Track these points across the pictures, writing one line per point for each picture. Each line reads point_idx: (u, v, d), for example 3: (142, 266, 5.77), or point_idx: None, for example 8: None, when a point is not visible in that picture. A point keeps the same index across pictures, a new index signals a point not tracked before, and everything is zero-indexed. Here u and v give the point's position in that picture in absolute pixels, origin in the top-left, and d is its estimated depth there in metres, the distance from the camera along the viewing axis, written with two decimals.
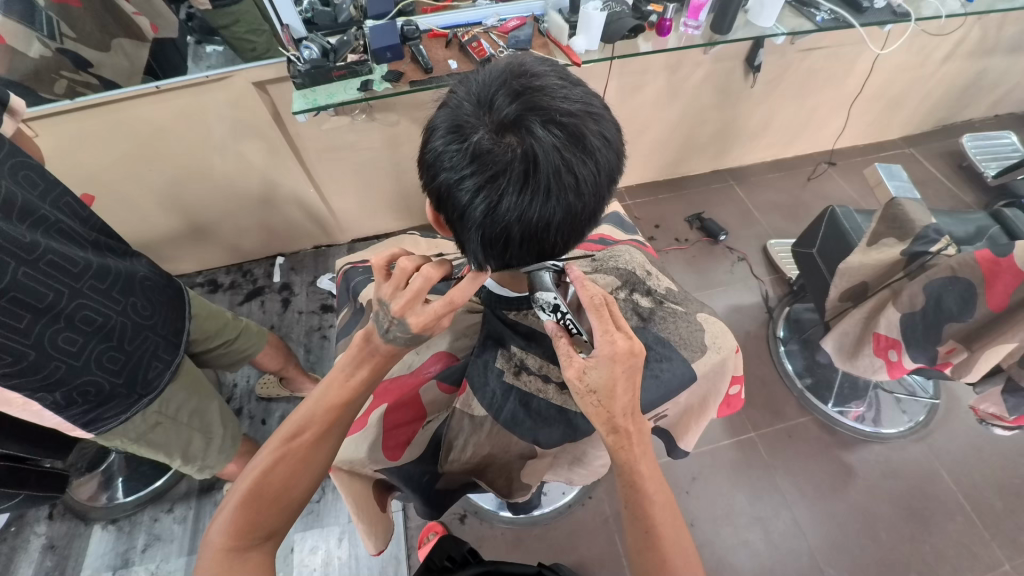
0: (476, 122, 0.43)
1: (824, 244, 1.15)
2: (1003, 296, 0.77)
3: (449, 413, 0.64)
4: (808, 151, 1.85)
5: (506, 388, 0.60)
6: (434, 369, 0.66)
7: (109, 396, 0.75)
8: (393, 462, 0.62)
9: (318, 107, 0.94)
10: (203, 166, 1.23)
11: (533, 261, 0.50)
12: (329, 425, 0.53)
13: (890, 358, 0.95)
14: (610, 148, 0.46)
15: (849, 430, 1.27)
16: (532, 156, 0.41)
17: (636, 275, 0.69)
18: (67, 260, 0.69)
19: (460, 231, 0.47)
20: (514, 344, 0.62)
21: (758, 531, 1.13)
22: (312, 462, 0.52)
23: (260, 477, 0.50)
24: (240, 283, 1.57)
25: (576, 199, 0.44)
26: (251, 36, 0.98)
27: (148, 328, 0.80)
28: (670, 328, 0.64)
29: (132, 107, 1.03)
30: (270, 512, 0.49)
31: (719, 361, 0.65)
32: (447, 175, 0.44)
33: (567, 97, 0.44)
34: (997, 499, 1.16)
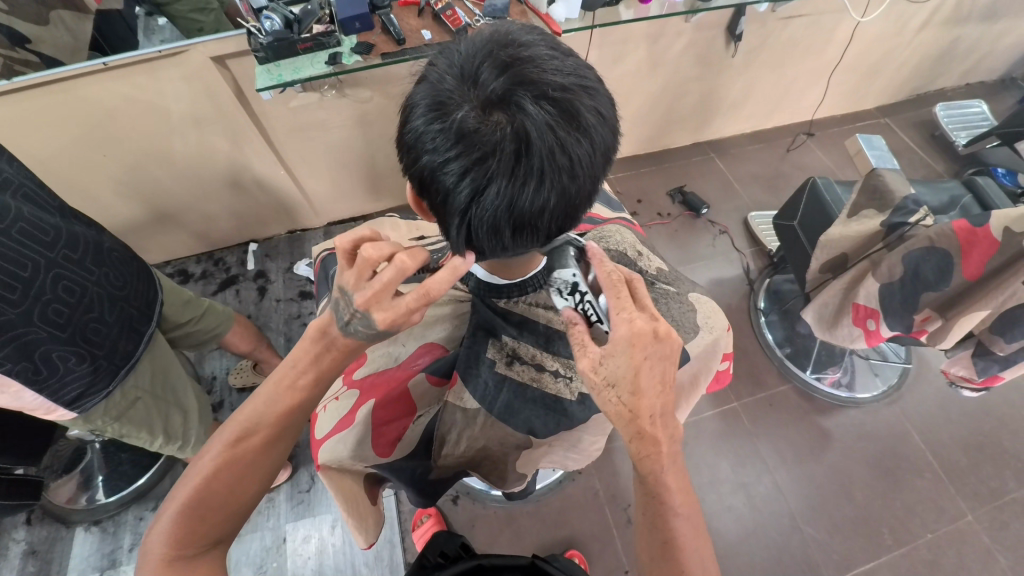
0: (461, 99, 0.40)
1: (805, 216, 1.15)
2: (979, 266, 0.79)
3: (441, 406, 0.63)
4: (787, 122, 1.85)
5: (500, 379, 0.59)
6: (423, 363, 0.63)
7: (90, 369, 0.72)
8: (383, 459, 0.61)
9: (283, 83, 0.91)
10: (163, 149, 1.15)
11: (525, 248, 0.48)
12: (278, 428, 0.51)
13: (868, 327, 0.97)
14: (605, 125, 0.43)
15: (827, 395, 1.31)
16: (522, 135, 0.39)
17: (628, 256, 0.68)
18: (38, 229, 0.67)
19: (446, 218, 0.45)
20: (506, 333, 0.60)
21: (741, 496, 1.18)
22: (259, 464, 0.51)
23: (202, 483, 0.48)
24: (212, 272, 1.50)
25: (571, 181, 0.42)
26: (197, 14, 0.96)
27: (122, 300, 0.78)
28: (662, 310, 0.64)
29: (76, 87, 0.95)
30: (216, 517, 0.48)
31: (711, 342, 0.65)
32: (430, 157, 0.41)
33: (559, 70, 0.42)
34: (963, 456, 1.23)
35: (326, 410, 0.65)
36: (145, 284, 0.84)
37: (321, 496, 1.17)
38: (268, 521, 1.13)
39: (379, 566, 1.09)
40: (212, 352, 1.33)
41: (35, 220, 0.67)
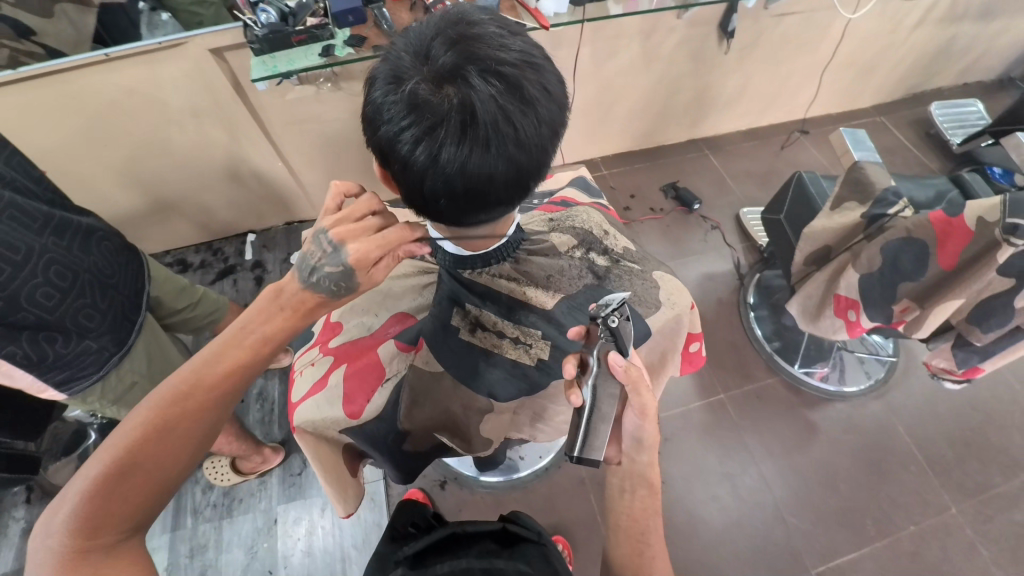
0: (413, 72, 0.42)
1: (791, 210, 1.17)
2: (954, 256, 0.80)
3: (408, 371, 0.62)
4: (782, 120, 1.86)
5: (465, 347, 0.61)
6: (393, 331, 0.65)
7: (84, 353, 0.74)
8: (353, 421, 0.60)
9: (278, 73, 0.94)
10: (163, 139, 1.18)
11: (481, 216, 0.50)
12: (218, 391, 0.48)
13: (849, 318, 0.98)
14: (552, 100, 0.45)
15: (814, 389, 1.32)
16: (469, 106, 0.41)
17: (593, 235, 0.70)
18: (26, 215, 0.68)
19: (404, 185, 0.47)
20: (470, 302, 0.62)
21: (726, 487, 1.19)
22: (194, 431, 0.47)
23: (126, 454, 0.44)
24: (210, 262, 1.53)
25: (518, 151, 0.44)
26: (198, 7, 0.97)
27: (112, 288, 0.79)
28: (625, 285, 0.65)
29: (78, 78, 0.98)
30: (140, 492, 0.44)
31: (673, 318, 0.66)
32: (386, 127, 0.43)
33: (507, 47, 0.44)
34: (949, 450, 1.23)
35: (300, 377, 0.67)
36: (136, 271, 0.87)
37: (312, 480, 1.20)
38: (260, 503, 1.16)
39: (367, 548, 1.11)
40: (209, 339, 1.36)
41: (26, 207, 0.68)
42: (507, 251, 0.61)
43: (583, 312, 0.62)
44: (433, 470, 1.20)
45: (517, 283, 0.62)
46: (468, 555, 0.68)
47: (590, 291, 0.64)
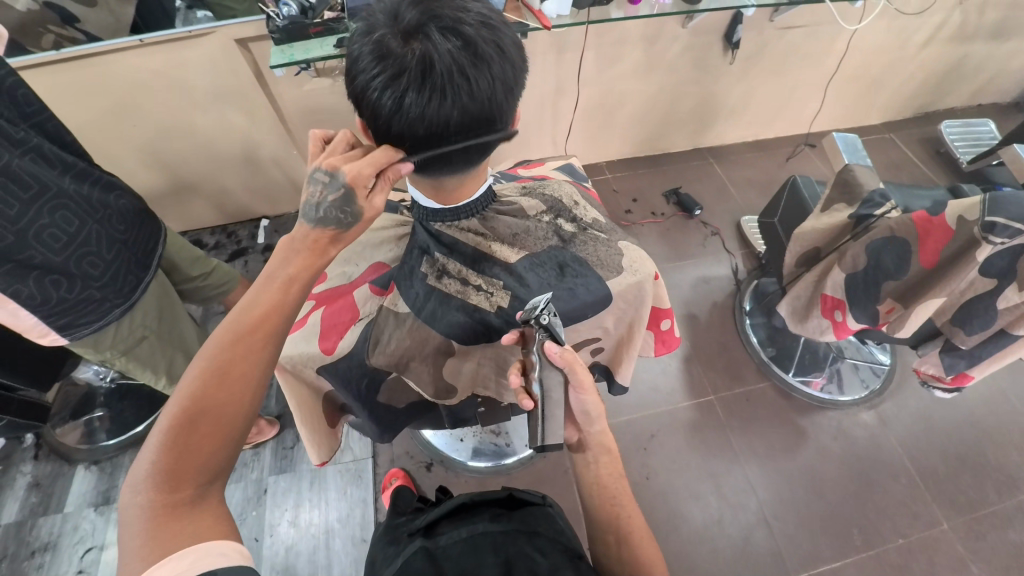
0: (384, 27, 0.48)
1: (785, 214, 1.18)
2: (934, 253, 0.81)
3: (377, 313, 0.65)
4: (788, 133, 1.88)
5: (428, 291, 0.64)
6: (369, 278, 0.69)
7: (85, 301, 0.79)
8: (328, 356, 0.63)
9: (294, 61, 1.01)
10: (187, 122, 1.26)
11: (446, 161, 0.57)
12: (259, 333, 0.44)
13: (835, 318, 0.99)
14: (507, 58, 0.51)
15: (807, 396, 1.31)
16: (428, 58, 0.47)
17: (562, 203, 0.73)
18: (49, 160, 0.74)
19: (376, 129, 0.53)
20: (438, 252, 0.66)
21: (710, 487, 1.18)
22: (253, 372, 0.43)
23: (185, 409, 0.40)
24: (224, 243, 1.61)
25: (472, 100, 0.50)
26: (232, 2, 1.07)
27: (121, 242, 0.84)
28: (589, 250, 0.68)
29: (112, 61, 1.07)
30: (213, 444, 0.41)
31: (635, 283, 0.67)
32: (360, 75, 0.50)
33: (468, 11, 0.49)
34: (942, 464, 1.21)
35: None
36: (153, 233, 0.92)
37: (303, 454, 1.24)
38: (252, 473, 1.20)
39: (350, 523, 1.13)
40: (216, 314, 1.42)
41: (48, 157, 0.74)
42: (475, 208, 0.67)
43: (544, 268, 0.66)
44: (420, 451, 1.23)
45: (484, 237, 0.67)
46: (484, 519, 0.62)
47: (552, 251, 0.67)
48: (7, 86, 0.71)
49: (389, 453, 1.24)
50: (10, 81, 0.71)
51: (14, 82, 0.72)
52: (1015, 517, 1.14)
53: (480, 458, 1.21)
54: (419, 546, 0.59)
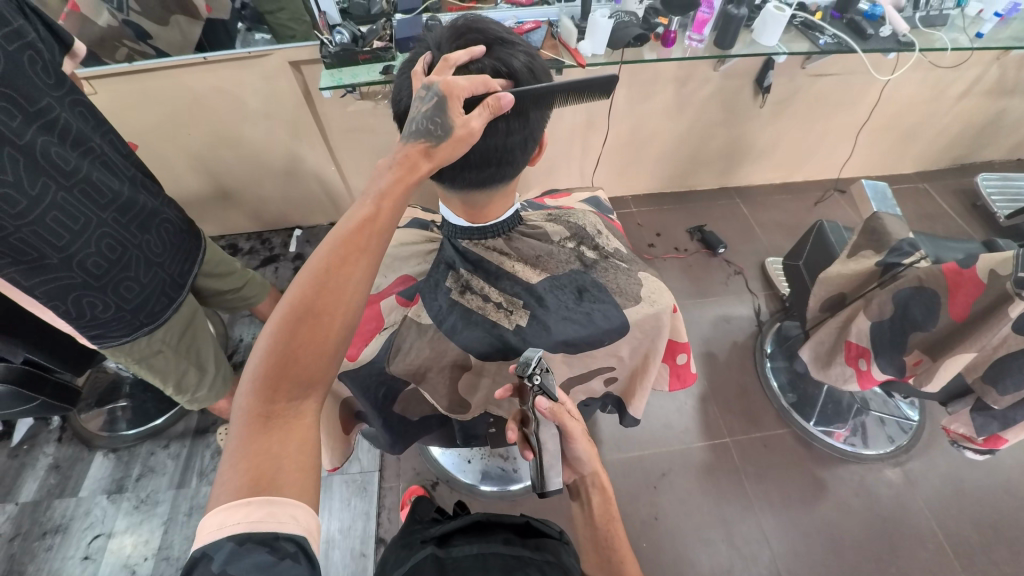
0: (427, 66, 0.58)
1: (809, 257, 1.17)
2: (964, 306, 0.79)
3: (399, 323, 0.67)
4: (818, 177, 1.87)
5: (450, 304, 0.66)
6: (395, 289, 0.70)
7: (114, 319, 0.84)
8: (351, 362, 0.65)
9: (342, 84, 1.08)
10: (237, 133, 1.35)
11: (478, 180, 0.61)
12: (355, 249, 0.46)
13: (860, 367, 0.97)
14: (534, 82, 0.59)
15: (828, 447, 1.27)
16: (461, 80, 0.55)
17: (586, 231, 0.76)
18: (100, 191, 0.79)
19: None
20: (463, 268, 0.69)
21: (721, 533, 1.14)
22: (345, 293, 0.45)
23: (289, 316, 0.43)
24: (258, 249, 1.68)
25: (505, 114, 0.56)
26: (294, 23, 1.12)
27: (157, 265, 0.90)
28: (608, 277, 0.70)
29: (178, 74, 1.16)
30: (314, 353, 0.43)
31: (653, 314, 0.68)
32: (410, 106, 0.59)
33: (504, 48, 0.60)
34: (975, 533, 1.14)
35: None
36: (191, 253, 1.00)
37: None
38: None
39: (351, 535, 1.13)
40: (244, 317, 1.48)
41: (100, 185, 0.79)
42: (501, 229, 0.70)
43: (563, 291, 0.67)
44: (428, 470, 1.23)
45: (507, 257, 0.69)
46: (495, 540, 0.62)
47: (573, 275, 0.69)
48: (70, 107, 0.78)
49: (396, 467, 1.24)
50: (70, 100, 0.78)
51: (73, 101, 0.78)
52: None
53: (485, 483, 1.20)
54: (429, 552, 0.60)
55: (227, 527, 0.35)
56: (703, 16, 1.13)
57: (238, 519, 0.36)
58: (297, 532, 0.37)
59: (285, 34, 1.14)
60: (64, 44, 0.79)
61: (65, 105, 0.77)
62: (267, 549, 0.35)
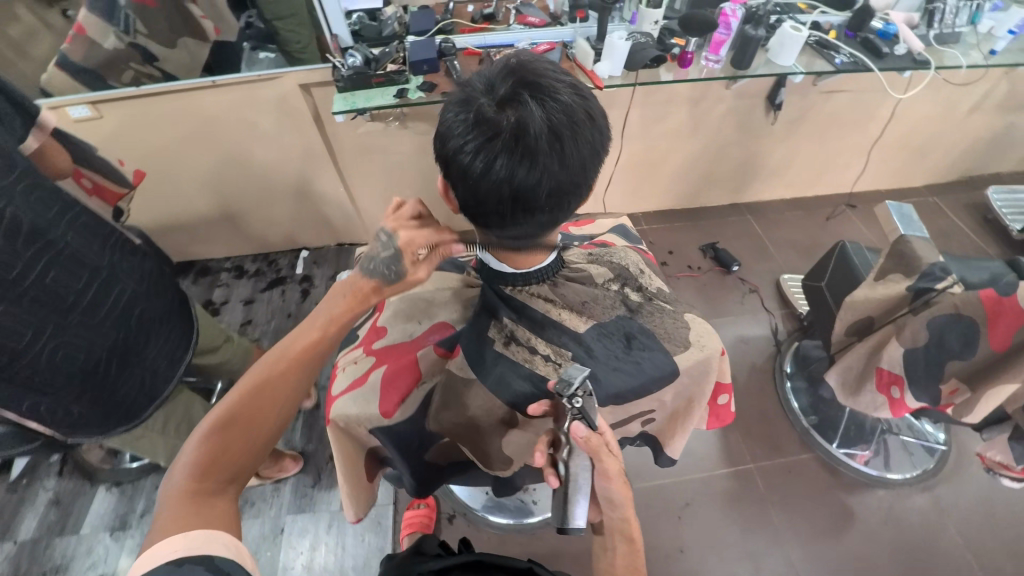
0: (476, 97, 0.49)
1: (832, 279, 1.15)
2: (1004, 337, 0.77)
3: (439, 379, 0.65)
4: (828, 193, 1.86)
5: (495, 356, 0.62)
6: (431, 338, 0.69)
7: (80, 420, 0.83)
8: (386, 418, 0.62)
9: (356, 108, 1.06)
10: (244, 156, 1.32)
11: (527, 230, 0.55)
12: (296, 360, 0.54)
13: (892, 395, 0.95)
14: (593, 126, 0.52)
15: (853, 472, 1.24)
16: (523, 123, 0.47)
17: (629, 271, 0.73)
18: (60, 295, 0.75)
19: (460, 195, 0.53)
20: (506, 316, 0.64)
21: (748, 566, 1.11)
22: (285, 395, 0.53)
23: (222, 416, 0.49)
24: (264, 271, 1.65)
25: (562, 165, 0.49)
26: (299, 30, 1.06)
27: (134, 362, 0.89)
28: (655, 322, 0.67)
29: (187, 98, 1.14)
30: (234, 451, 0.49)
31: (703, 359, 0.65)
32: (450, 141, 0.50)
33: (562, 82, 0.51)
34: (1009, 562, 1.10)
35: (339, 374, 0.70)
36: (179, 336, 0.99)
37: (324, 493, 1.21)
38: (270, 509, 1.17)
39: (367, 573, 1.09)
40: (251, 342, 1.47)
41: (60, 287, 0.75)
42: (547, 273, 0.66)
43: (612, 340, 0.64)
44: (445, 503, 1.19)
45: (553, 304, 0.65)
46: None
47: (621, 321, 0.66)
48: (24, 198, 0.71)
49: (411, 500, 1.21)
50: (25, 189, 0.71)
51: (26, 188, 0.71)
52: None
53: (503, 514, 1.16)
54: None
55: (166, 553, 0.40)
56: (720, 37, 1.12)
57: (173, 548, 0.40)
58: (229, 556, 0.41)
59: (289, 46, 1.10)
60: (30, 114, 0.74)
61: (18, 197, 0.70)
62: (204, 566, 0.39)
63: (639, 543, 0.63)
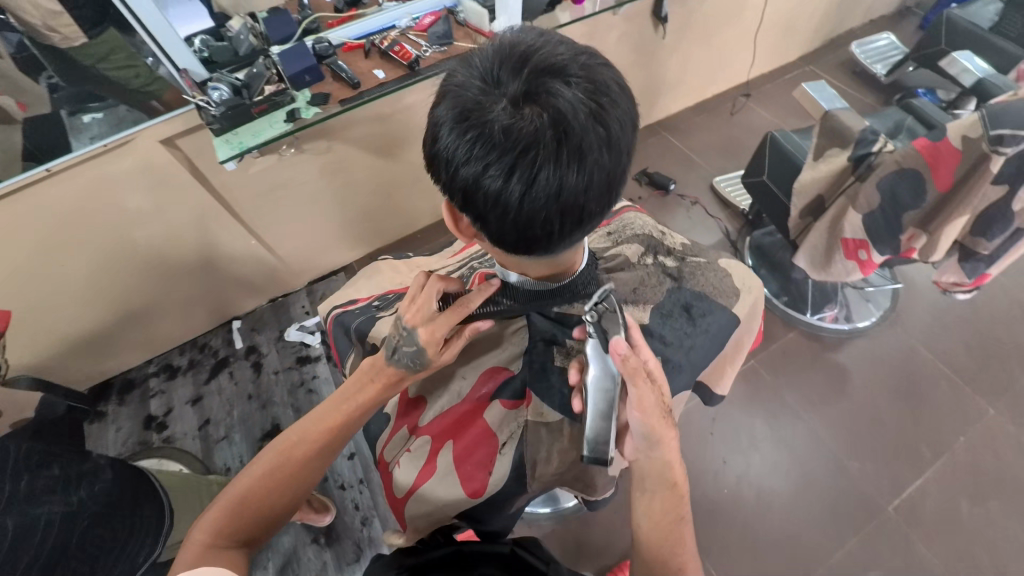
0: (491, 101, 0.43)
1: (772, 169, 1.20)
2: (948, 176, 0.84)
3: (521, 427, 0.65)
4: (725, 88, 1.93)
5: (574, 386, 0.64)
6: (489, 389, 0.66)
7: None
8: (475, 498, 0.65)
9: (245, 149, 0.85)
10: (123, 244, 1.09)
11: (578, 235, 0.51)
12: (320, 445, 0.60)
13: (860, 258, 1.01)
14: (623, 91, 0.46)
15: (832, 332, 1.36)
16: (560, 116, 0.42)
17: (655, 239, 0.75)
18: None
19: (497, 224, 0.47)
20: (568, 338, 0.65)
21: (782, 450, 1.21)
22: (297, 472, 0.60)
23: (252, 480, 0.59)
24: (199, 360, 1.43)
25: (609, 149, 0.45)
26: (131, 68, 0.82)
27: None
28: (702, 281, 0.71)
29: (21, 200, 0.90)
30: (253, 513, 0.58)
31: (754, 301, 0.73)
32: (473, 168, 0.43)
33: (567, 54, 0.45)
34: (969, 357, 1.29)
35: (400, 465, 0.69)
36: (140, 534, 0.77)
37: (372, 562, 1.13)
38: None
39: None
40: (220, 441, 1.30)
41: None
42: (590, 276, 0.65)
43: (675, 318, 0.67)
44: None
45: None
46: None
47: (673, 295, 0.68)
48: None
49: None
50: None
51: None
52: None
53: (544, 502, 1.15)
54: None
55: None
56: None
57: None
58: None
59: (126, 83, 0.85)
60: None
61: None
62: None
63: (683, 491, 0.58)
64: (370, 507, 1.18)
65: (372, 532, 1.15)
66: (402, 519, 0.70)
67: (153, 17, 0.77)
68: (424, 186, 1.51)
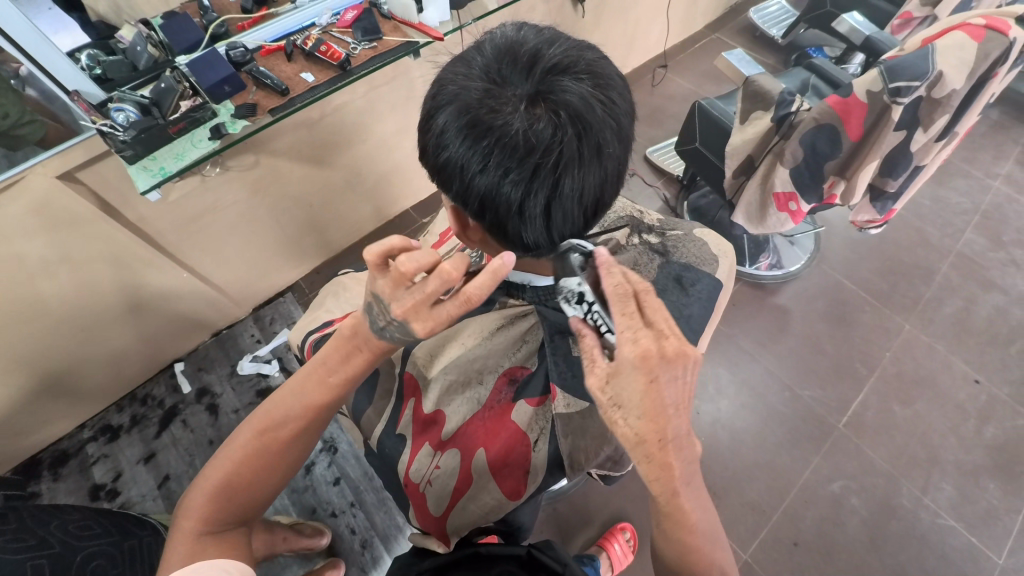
0: (503, 104, 0.42)
1: (702, 135, 1.28)
2: (859, 126, 0.93)
3: (549, 422, 0.67)
4: (643, 61, 2.01)
5: None
6: (507, 393, 0.68)
7: None
8: (518, 501, 0.67)
9: (169, 176, 0.78)
10: (27, 300, 0.95)
11: (591, 224, 0.52)
12: (305, 426, 0.55)
13: (791, 209, 1.11)
14: (620, 82, 0.47)
15: (770, 278, 1.48)
16: (576, 113, 0.42)
17: (634, 218, 0.79)
18: None
19: (517, 229, 0.47)
20: None
21: (743, 392, 1.32)
22: (282, 454, 0.56)
23: (230, 466, 0.55)
24: (143, 413, 1.29)
25: (619, 141, 0.46)
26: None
27: None
28: (684, 253, 0.76)
29: None
30: (239, 496, 0.56)
31: (729, 263, 0.79)
32: (493, 174, 0.43)
33: (568, 50, 0.45)
34: (883, 282, 1.47)
35: (431, 484, 0.68)
36: None
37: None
38: None
39: None
40: None
41: None
42: None
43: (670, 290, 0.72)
44: None
45: None
46: None
47: (664, 269, 0.73)
48: None
49: None
50: None
51: None
52: (942, 297, 1.44)
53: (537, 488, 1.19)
54: None
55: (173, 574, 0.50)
56: None
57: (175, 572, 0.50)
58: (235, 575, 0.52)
59: None
60: None
61: None
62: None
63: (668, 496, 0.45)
64: (368, 528, 1.15)
65: (372, 553, 1.12)
66: (443, 536, 0.70)
67: (16, 22, 0.65)
68: (365, 189, 1.44)
